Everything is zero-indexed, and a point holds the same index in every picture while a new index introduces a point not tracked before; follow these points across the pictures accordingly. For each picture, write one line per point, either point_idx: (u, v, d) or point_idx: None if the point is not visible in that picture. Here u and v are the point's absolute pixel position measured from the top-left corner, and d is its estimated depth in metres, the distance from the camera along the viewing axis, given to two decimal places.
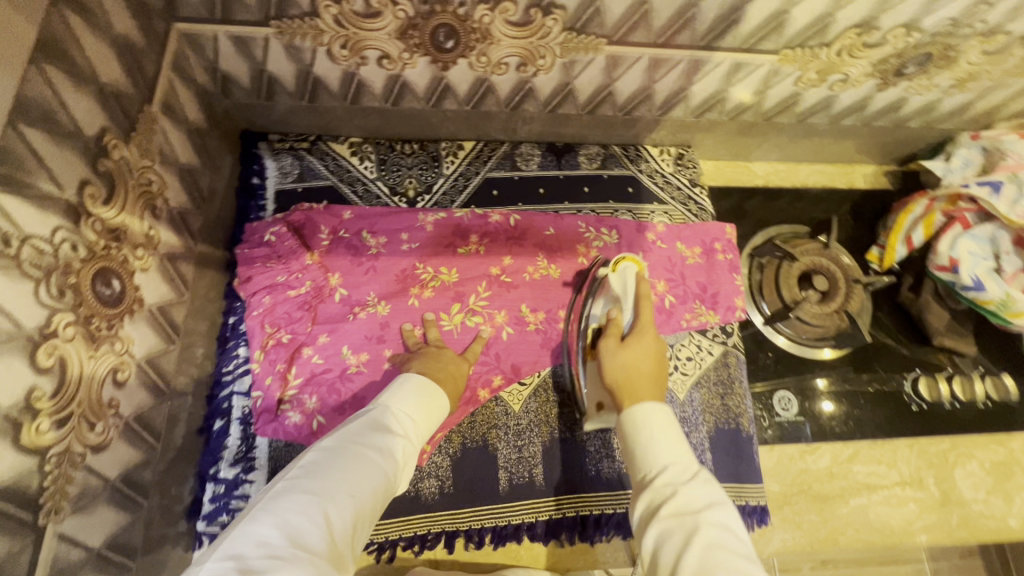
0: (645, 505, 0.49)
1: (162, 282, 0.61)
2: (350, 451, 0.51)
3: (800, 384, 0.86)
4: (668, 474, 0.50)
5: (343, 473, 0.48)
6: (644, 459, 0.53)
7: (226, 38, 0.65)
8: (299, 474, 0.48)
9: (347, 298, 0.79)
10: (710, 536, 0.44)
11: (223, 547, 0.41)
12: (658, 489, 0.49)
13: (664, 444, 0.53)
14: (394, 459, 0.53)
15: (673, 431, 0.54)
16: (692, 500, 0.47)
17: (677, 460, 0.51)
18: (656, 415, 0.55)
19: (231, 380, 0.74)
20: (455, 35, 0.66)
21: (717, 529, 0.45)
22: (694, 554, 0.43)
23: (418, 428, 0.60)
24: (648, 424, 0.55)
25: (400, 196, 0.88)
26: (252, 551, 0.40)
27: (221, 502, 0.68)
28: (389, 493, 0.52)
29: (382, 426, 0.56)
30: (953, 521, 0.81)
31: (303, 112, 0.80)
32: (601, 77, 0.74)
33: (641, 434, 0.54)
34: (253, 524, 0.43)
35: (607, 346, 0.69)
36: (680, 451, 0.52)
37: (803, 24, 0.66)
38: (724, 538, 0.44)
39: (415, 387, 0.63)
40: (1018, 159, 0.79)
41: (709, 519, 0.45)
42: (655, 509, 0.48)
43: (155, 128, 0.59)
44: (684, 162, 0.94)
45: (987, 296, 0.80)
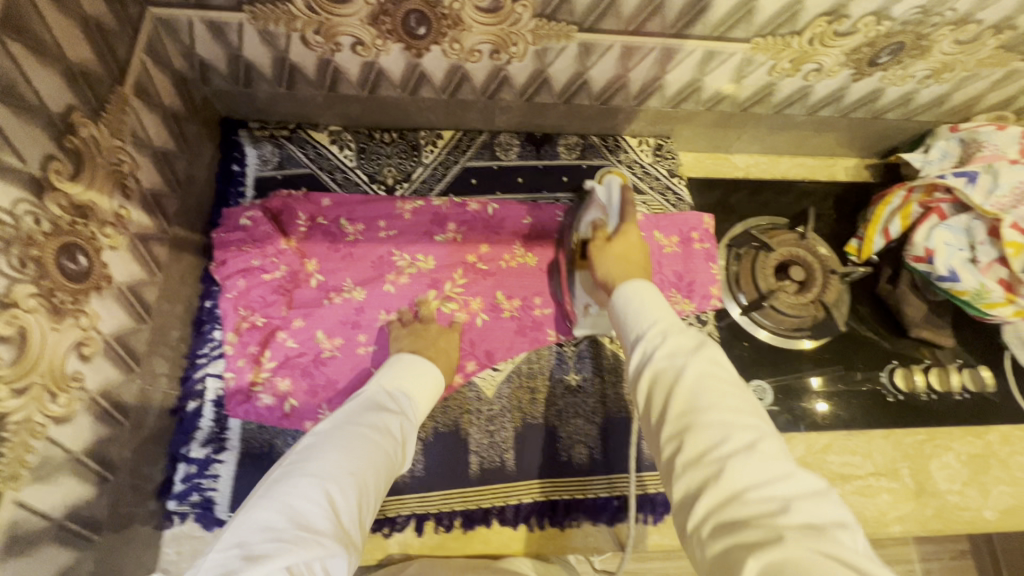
0: (637, 358, 0.51)
1: (132, 261, 0.62)
2: (346, 432, 0.52)
3: (778, 380, 0.85)
4: (657, 326, 0.52)
5: (342, 453, 0.49)
6: (633, 320, 0.54)
7: (200, 23, 0.66)
8: (296, 458, 0.49)
9: (323, 283, 0.80)
10: (702, 368, 0.46)
11: (226, 537, 0.41)
12: (649, 340, 0.51)
13: (651, 306, 0.54)
14: (391, 437, 0.55)
15: (656, 297, 0.56)
16: (683, 343, 0.49)
17: (665, 316, 0.53)
18: (642, 289, 0.57)
19: (205, 363, 0.75)
20: (426, 21, 0.66)
21: (707, 365, 0.47)
22: (686, 385, 0.45)
23: (412, 405, 0.61)
24: (636, 293, 0.56)
25: (379, 184, 0.88)
26: (259, 537, 0.40)
27: (193, 481, 0.70)
28: (391, 469, 0.53)
29: (375, 407, 0.57)
30: (928, 513, 0.80)
31: (282, 100, 0.81)
32: (574, 65, 0.75)
33: (632, 302, 0.56)
34: (254, 512, 0.43)
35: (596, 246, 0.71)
36: (665, 308, 0.54)
37: (772, 13, 0.66)
38: (713, 370, 0.46)
39: (412, 364, 0.67)
40: (994, 150, 0.79)
41: (699, 355, 0.47)
42: (647, 357, 0.49)
43: (127, 109, 0.60)
44: (663, 153, 0.95)
45: (962, 287, 0.80)
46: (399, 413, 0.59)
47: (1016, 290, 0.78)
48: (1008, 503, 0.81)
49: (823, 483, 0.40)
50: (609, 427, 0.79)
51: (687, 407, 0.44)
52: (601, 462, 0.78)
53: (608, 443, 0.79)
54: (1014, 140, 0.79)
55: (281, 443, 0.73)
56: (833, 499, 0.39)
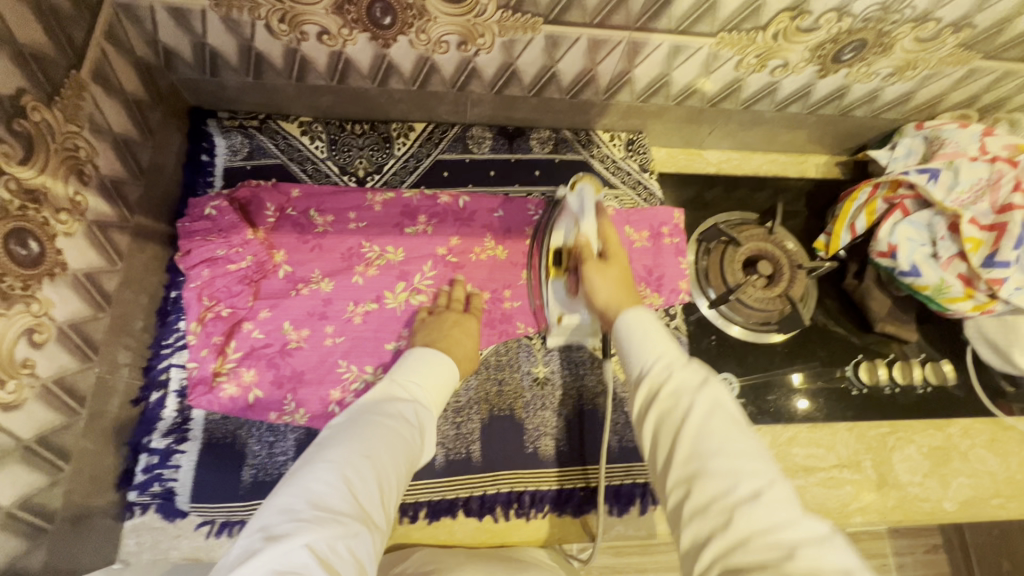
0: (640, 395, 0.51)
1: (90, 249, 0.62)
2: (361, 421, 0.57)
3: (748, 380, 0.86)
4: (659, 363, 0.52)
5: (358, 440, 0.54)
6: (635, 355, 0.54)
7: (162, 9, 0.65)
8: (317, 446, 0.54)
9: (291, 274, 0.80)
10: (705, 408, 0.47)
11: (257, 518, 0.47)
12: (651, 376, 0.51)
13: (652, 339, 0.54)
14: (405, 423, 0.59)
15: (657, 328, 0.55)
16: (685, 381, 0.49)
17: (666, 350, 0.53)
18: (638, 319, 0.57)
19: (169, 353, 0.74)
20: (391, 11, 0.66)
21: (711, 404, 0.47)
22: (691, 429, 0.46)
23: (428, 392, 0.65)
24: (634, 326, 0.56)
25: (350, 176, 0.88)
26: (282, 518, 0.45)
27: (154, 472, 0.69)
28: (409, 453, 0.57)
29: (390, 396, 0.61)
30: (889, 503, 0.82)
31: (251, 89, 0.80)
32: (543, 58, 0.75)
33: (631, 334, 0.55)
34: (279, 495, 0.48)
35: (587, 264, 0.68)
36: (667, 343, 0.53)
37: (735, 8, 0.67)
38: (718, 408, 0.47)
39: (424, 356, 0.68)
40: (955, 147, 0.80)
41: (701, 395, 0.48)
42: (649, 397, 0.50)
43: (84, 94, 0.60)
44: (636, 148, 0.96)
45: (924, 282, 0.81)
46: (414, 401, 0.63)
47: (974, 284, 0.80)
48: (967, 494, 0.83)
49: (826, 525, 0.41)
50: (576, 419, 0.80)
51: (693, 451, 0.45)
52: (567, 454, 0.78)
53: (575, 436, 0.79)
54: (975, 137, 0.80)
55: (244, 434, 0.73)
56: (836, 541, 0.39)
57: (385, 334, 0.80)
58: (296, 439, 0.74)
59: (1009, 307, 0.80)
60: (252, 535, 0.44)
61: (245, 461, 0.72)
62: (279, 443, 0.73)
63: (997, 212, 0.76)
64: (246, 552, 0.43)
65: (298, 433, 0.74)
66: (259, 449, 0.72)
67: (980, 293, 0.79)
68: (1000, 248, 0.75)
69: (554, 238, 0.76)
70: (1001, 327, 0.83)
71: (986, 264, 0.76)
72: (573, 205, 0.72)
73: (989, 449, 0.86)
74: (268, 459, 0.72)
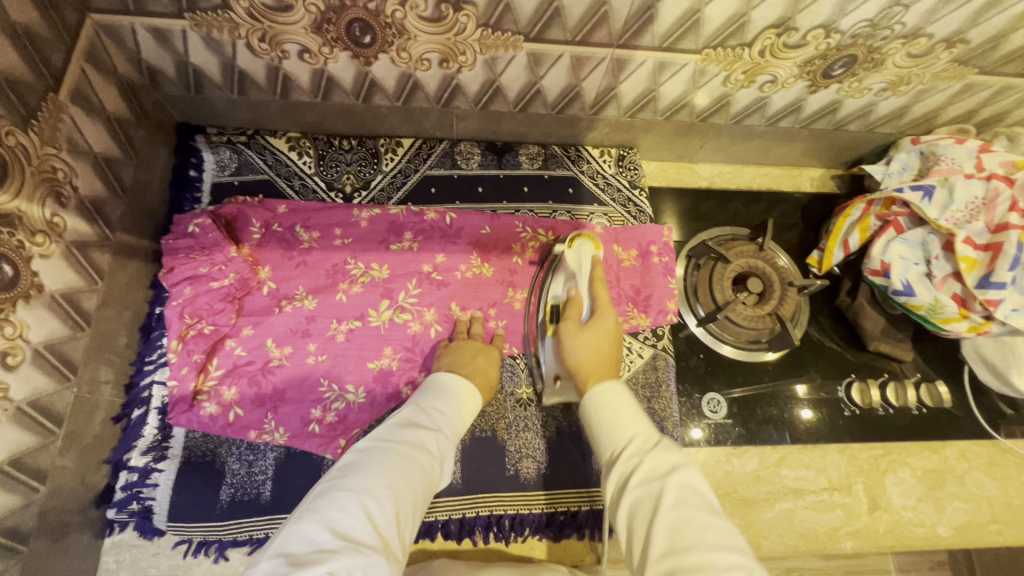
0: (617, 482, 0.54)
1: (69, 269, 0.63)
2: (384, 449, 0.56)
3: (747, 392, 0.85)
4: (633, 446, 0.56)
5: (380, 468, 0.53)
6: (611, 440, 0.58)
7: (143, 30, 0.65)
8: (337, 473, 0.53)
9: (274, 291, 0.80)
10: (677, 496, 0.49)
11: (273, 546, 0.45)
12: (624, 462, 0.54)
13: (627, 423, 0.59)
14: (426, 452, 0.59)
15: (629, 408, 0.61)
16: (659, 466, 0.52)
17: (640, 434, 0.57)
18: (612, 393, 0.62)
19: (152, 370, 0.75)
20: (370, 29, 0.65)
21: (682, 488, 0.49)
22: (664, 515, 0.48)
23: (448, 420, 0.65)
24: (608, 402, 0.61)
25: (337, 192, 0.88)
26: (303, 547, 0.44)
27: (133, 490, 0.70)
28: (428, 484, 0.57)
29: (411, 423, 0.62)
30: (880, 528, 0.80)
31: (237, 106, 0.81)
32: (526, 74, 0.74)
33: (605, 412, 0.61)
34: (299, 522, 0.47)
35: (567, 329, 0.73)
36: (640, 427, 0.58)
37: (719, 25, 0.65)
38: (690, 493, 0.49)
39: (448, 383, 0.70)
40: (951, 164, 0.78)
41: (675, 480, 0.50)
42: (625, 482, 0.53)
43: (63, 116, 0.61)
44: (626, 163, 0.95)
45: (918, 301, 0.79)
46: (435, 429, 0.63)
47: (969, 305, 0.78)
48: (963, 519, 0.81)
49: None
50: (558, 442, 0.80)
51: (667, 539, 0.46)
52: (547, 477, 0.78)
53: (557, 459, 0.79)
54: (971, 154, 0.78)
55: (225, 452, 0.74)
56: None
57: (368, 352, 0.80)
58: (275, 458, 0.74)
59: (1006, 328, 0.78)
60: (271, 561, 0.43)
61: (224, 480, 0.72)
62: (258, 462, 0.74)
63: (993, 231, 0.74)
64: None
65: (277, 452, 0.74)
66: (238, 468, 0.73)
67: (975, 314, 0.77)
68: (995, 269, 0.73)
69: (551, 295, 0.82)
70: (998, 348, 0.81)
71: (981, 285, 0.74)
72: (569, 266, 0.78)
73: (986, 473, 0.84)
74: (247, 479, 0.73)
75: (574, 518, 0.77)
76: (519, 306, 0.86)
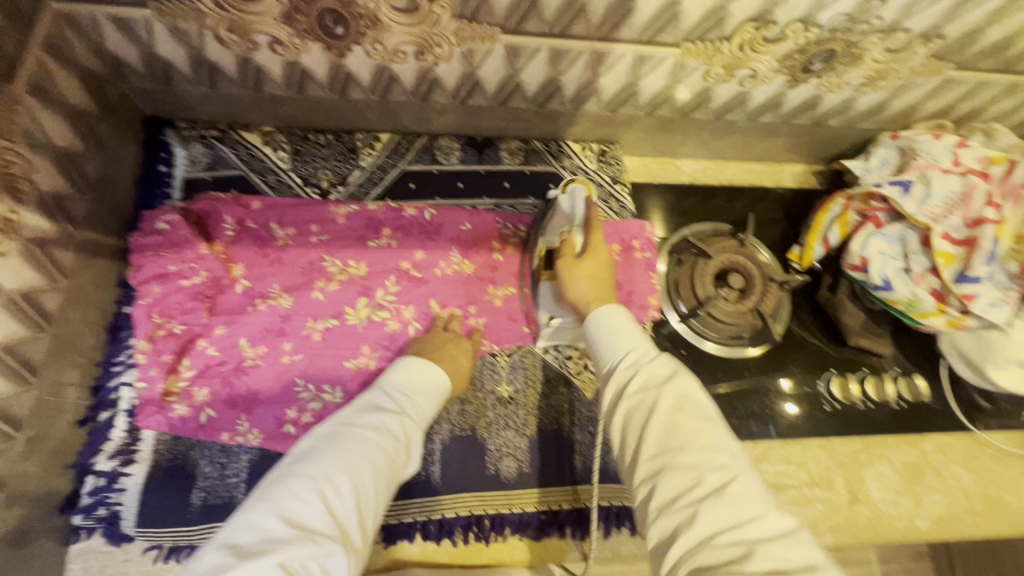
0: (613, 389, 0.53)
1: (29, 268, 0.61)
2: (343, 434, 0.55)
3: (733, 386, 0.85)
4: (631, 358, 0.54)
5: (338, 454, 0.52)
6: (609, 349, 0.57)
7: (105, 18, 0.62)
8: (293, 460, 0.53)
9: (249, 290, 0.78)
10: (672, 404, 0.49)
11: (224, 535, 0.46)
12: (622, 371, 0.53)
13: (625, 335, 0.57)
14: (390, 435, 0.57)
15: (628, 324, 0.58)
16: (656, 374, 0.51)
17: (638, 345, 0.55)
18: (615, 314, 0.60)
19: (120, 371, 0.73)
20: (343, 20, 0.63)
21: (678, 396, 0.49)
22: (661, 421, 0.48)
23: (415, 402, 0.64)
24: (608, 321, 0.59)
25: (313, 187, 0.86)
26: (250, 538, 0.44)
27: (101, 495, 0.68)
28: (394, 467, 0.55)
29: (375, 407, 0.61)
30: (859, 522, 0.80)
31: (208, 99, 0.78)
32: (504, 67, 0.73)
33: (604, 329, 0.59)
34: (251, 512, 0.47)
35: (566, 262, 0.71)
36: (639, 339, 0.56)
37: (698, 17, 0.64)
38: (686, 404, 0.49)
39: (416, 366, 0.68)
40: (929, 159, 0.78)
41: (673, 390, 0.50)
42: (621, 389, 0.52)
43: (19, 108, 0.58)
44: (608, 158, 0.94)
45: (896, 296, 0.79)
46: (401, 411, 0.62)
47: (946, 300, 0.78)
48: (941, 511, 0.82)
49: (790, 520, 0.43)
50: (539, 440, 0.80)
51: (661, 443, 0.47)
52: (529, 475, 0.77)
53: (538, 458, 0.79)
54: (948, 148, 0.78)
55: (196, 454, 0.72)
56: (804, 540, 0.41)
57: (345, 351, 0.78)
58: (249, 460, 0.72)
59: (983, 322, 0.78)
60: (217, 553, 0.43)
61: (196, 483, 0.70)
62: (232, 464, 0.72)
63: (969, 225, 0.75)
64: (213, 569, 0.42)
65: (251, 454, 0.73)
66: (210, 471, 0.71)
67: (953, 308, 0.78)
68: (972, 263, 0.74)
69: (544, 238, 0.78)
70: (975, 342, 0.81)
71: (958, 279, 0.75)
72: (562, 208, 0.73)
73: (963, 466, 0.85)
74: (220, 482, 0.71)
75: (555, 517, 0.76)
76: (500, 303, 0.85)
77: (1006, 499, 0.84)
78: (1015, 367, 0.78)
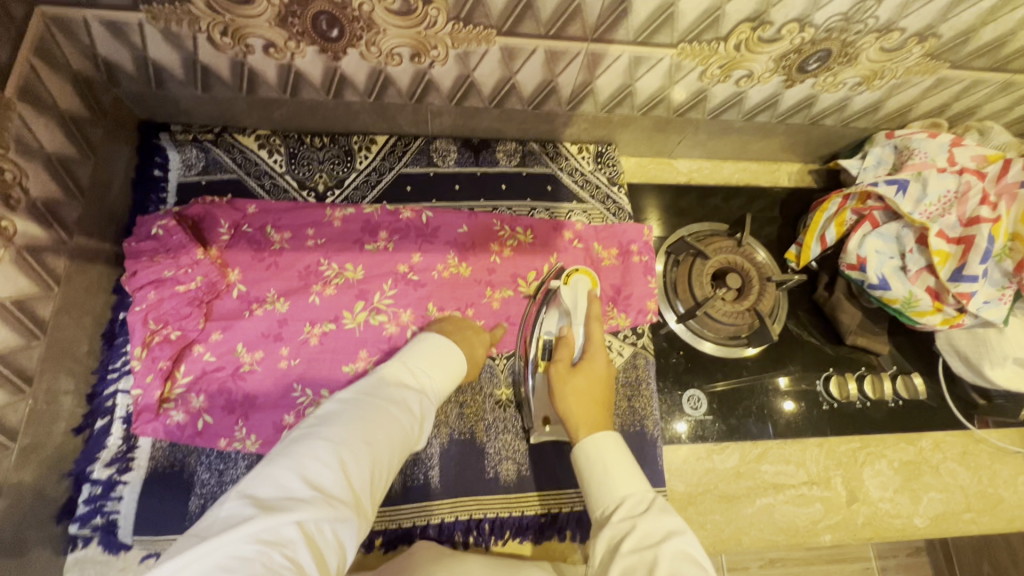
0: (608, 543, 0.53)
1: (21, 275, 0.61)
2: (366, 405, 0.56)
3: (730, 384, 0.85)
4: (627, 508, 0.55)
5: (360, 424, 0.53)
6: (605, 496, 0.58)
7: (97, 23, 0.62)
8: (315, 423, 0.53)
9: (245, 294, 0.78)
10: (669, 565, 0.47)
11: (244, 486, 0.46)
12: (616, 523, 0.54)
13: (620, 478, 0.58)
14: (409, 411, 0.58)
15: (623, 465, 0.60)
16: (653, 530, 0.51)
17: (633, 492, 0.57)
18: (609, 443, 0.62)
19: (116, 378, 0.72)
20: (337, 23, 0.63)
21: (676, 557, 0.48)
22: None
23: (435, 381, 0.65)
24: (602, 455, 0.61)
25: (309, 191, 0.86)
26: (272, 492, 0.45)
27: (97, 503, 0.68)
28: (407, 443, 0.57)
29: (397, 382, 0.61)
30: (858, 521, 0.81)
31: (203, 103, 0.78)
32: (500, 69, 0.72)
33: (598, 466, 0.60)
34: (272, 467, 0.47)
35: (560, 374, 0.72)
36: (634, 484, 0.58)
37: (694, 18, 0.64)
38: (684, 566, 0.47)
39: (438, 344, 0.68)
40: (924, 158, 0.78)
41: (668, 547, 0.49)
42: (617, 545, 0.52)
43: (10, 114, 0.58)
44: (604, 159, 0.94)
45: (893, 295, 0.80)
46: (420, 390, 0.62)
47: (942, 299, 0.78)
48: (938, 509, 0.82)
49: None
50: (538, 443, 0.79)
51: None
52: (529, 478, 0.78)
53: (538, 460, 0.79)
54: (944, 147, 0.78)
55: (194, 461, 0.71)
56: None
57: (343, 355, 0.78)
58: (247, 466, 0.72)
59: (977, 320, 0.79)
60: (240, 503, 0.44)
61: (194, 490, 0.70)
62: (229, 471, 0.72)
63: (965, 224, 0.75)
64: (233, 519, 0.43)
65: (249, 460, 0.72)
66: (208, 478, 0.71)
67: (949, 307, 0.78)
68: (967, 262, 0.74)
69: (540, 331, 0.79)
70: (971, 340, 0.82)
71: (954, 278, 0.75)
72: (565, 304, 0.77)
73: (960, 463, 0.85)
74: (218, 489, 0.71)
75: (555, 519, 0.76)
76: (498, 305, 0.85)
77: (1003, 496, 0.84)
78: (1011, 364, 0.79)
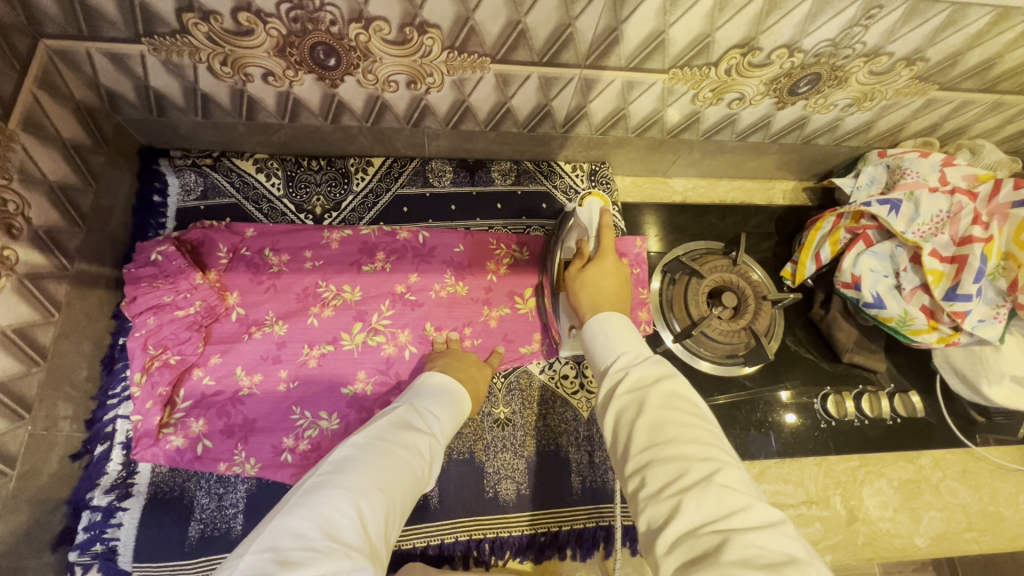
0: (606, 388, 0.53)
1: (23, 304, 0.62)
2: (379, 448, 0.56)
3: (729, 399, 0.86)
4: (621, 361, 0.54)
5: (375, 470, 0.52)
6: (606, 353, 0.56)
7: (99, 54, 0.63)
8: (329, 469, 0.52)
9: (244, 317, 0.79)
10: (662, 399, 0.47)
11: (260, 539, 0.44)
12: (614, 373, 0.53)
13: (621, 340, 0.57)
14: (419, 455, 0.58)
15: (624, 332, 0.58)
16: (646, 376, 0.50)
17: (632, 351, 0.55)
18: (611, 320, 0.60)
19: (116, 404, 0.73)
20: (334, 53, 0.64)
21: (667, 393, 0.48)
22: (648, 416, 0.47)
23: (443, 424, 0.65)
24: (603, 327, 0.59)
25: (306, 214, 0.87)
26: (290, 543, 0.43)
27: (97, 530, 0.68)
28: (416, 487, 0.56)
29: (408, 424, 0.61)
30: (858, 541, 0.81)
31: (202, 129, 0.79)
32: (495, 94, 0.73)
33: (602, 336, 0.59)
34: (288, 517, 0.45)
35: (572, 273, 0.72)
36: (635, 346, 0.56)
37: (685, 44, 0.65)
38: (676, 399, 0.47)
39: (444, 387, 0.69)
40: (915, 177, 0.78)
41: (661, 388, 0.48)
42: (612, 389, 0.52)
43: (13, 146, 0.59)
44: (598, 178, 0.94)
45: (888, 313, 0.80)
46: (429, 432, 0.62)
47: (938, 317, 0.79)
48: (939, 528, 0.82)
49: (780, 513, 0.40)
50: (536, 459, 0.80)
51: (649, 436, 0.45)
52: (527, 497, 0.78)
53: (536, 480, 0.79)
54: (935, 167, 0.79)
55: (193, 486, 0.72)
56: (786, 530, 0.38)
57: (342, 377, 0.78)
58: (246, 490, 0.73)
59: (973, 338, 0.79)
60: (258, 558, 0.41)
61: (193, 515, 0.71)
62: (229, 495, 0.72)
63: (957, 244, 0.76)
64: (251, 574, 0.40)
65: (248, 484, 0.73)
66: (207, 502, 0.72)
67: (944, 325, 0.79)
68: (961, 281, 0.74)
69: (560, 250, 0.79)
70: (968, 357, 0.82)
71: (949, 297, 0.75)
72: (580, 220, 0.76)
73: (960, 481, 0.85)
74: (216, 513, 0.71)
75: (555, 539, 0.76)
76: (494, 324, 0.85)
77: (1004, 514, 0.85)
78: (1008, 381, 0.79)
